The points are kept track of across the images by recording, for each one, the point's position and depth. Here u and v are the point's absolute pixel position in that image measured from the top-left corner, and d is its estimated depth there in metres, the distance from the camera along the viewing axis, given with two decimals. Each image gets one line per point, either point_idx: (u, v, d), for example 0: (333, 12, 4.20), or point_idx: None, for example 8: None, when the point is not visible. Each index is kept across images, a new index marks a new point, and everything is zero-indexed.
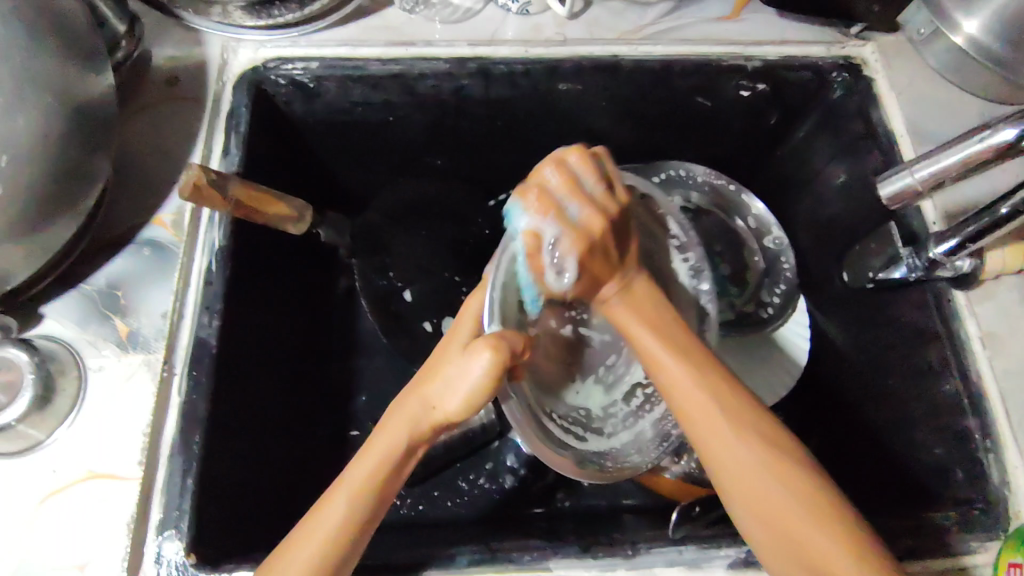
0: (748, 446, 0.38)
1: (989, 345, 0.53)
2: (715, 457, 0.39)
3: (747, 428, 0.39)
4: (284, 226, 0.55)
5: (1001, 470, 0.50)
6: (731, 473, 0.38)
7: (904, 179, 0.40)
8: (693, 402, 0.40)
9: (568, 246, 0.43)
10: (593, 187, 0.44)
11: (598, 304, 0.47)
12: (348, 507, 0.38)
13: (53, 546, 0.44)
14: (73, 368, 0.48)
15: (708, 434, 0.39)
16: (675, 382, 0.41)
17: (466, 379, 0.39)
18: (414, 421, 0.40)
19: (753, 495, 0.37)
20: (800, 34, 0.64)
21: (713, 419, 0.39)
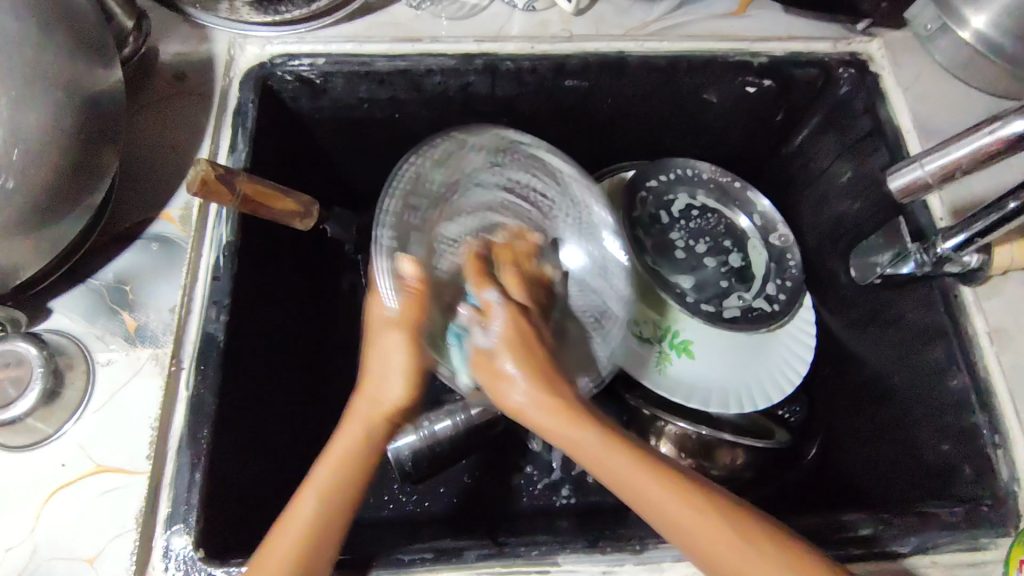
0: (721, 525, 0.39)
1: (997, 341, 0.53)
2: (658, 525, 0.40)
3: (673, 484, 0.40)
4: (290, 222, 0.55)
5: (1009, 465, 0.50)
6: (710, 552, 0.39)
7: (914, 172, 0.39)
8: (665, 511, 0.39)
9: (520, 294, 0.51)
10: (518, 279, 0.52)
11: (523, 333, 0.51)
12: (316, 506, 0.42)
13: (61, 540, 0.44)
14: (82, 362, 0.48)
15: (673, 524, 0.39)
16: (621, 479, 0.40)
17: (391, 363, 0.44)
18: (365, 417, 0.44)
19: (711, 558, 0.39)
20: (806, 30, 0.64)
21: (677, 510, 0.39)
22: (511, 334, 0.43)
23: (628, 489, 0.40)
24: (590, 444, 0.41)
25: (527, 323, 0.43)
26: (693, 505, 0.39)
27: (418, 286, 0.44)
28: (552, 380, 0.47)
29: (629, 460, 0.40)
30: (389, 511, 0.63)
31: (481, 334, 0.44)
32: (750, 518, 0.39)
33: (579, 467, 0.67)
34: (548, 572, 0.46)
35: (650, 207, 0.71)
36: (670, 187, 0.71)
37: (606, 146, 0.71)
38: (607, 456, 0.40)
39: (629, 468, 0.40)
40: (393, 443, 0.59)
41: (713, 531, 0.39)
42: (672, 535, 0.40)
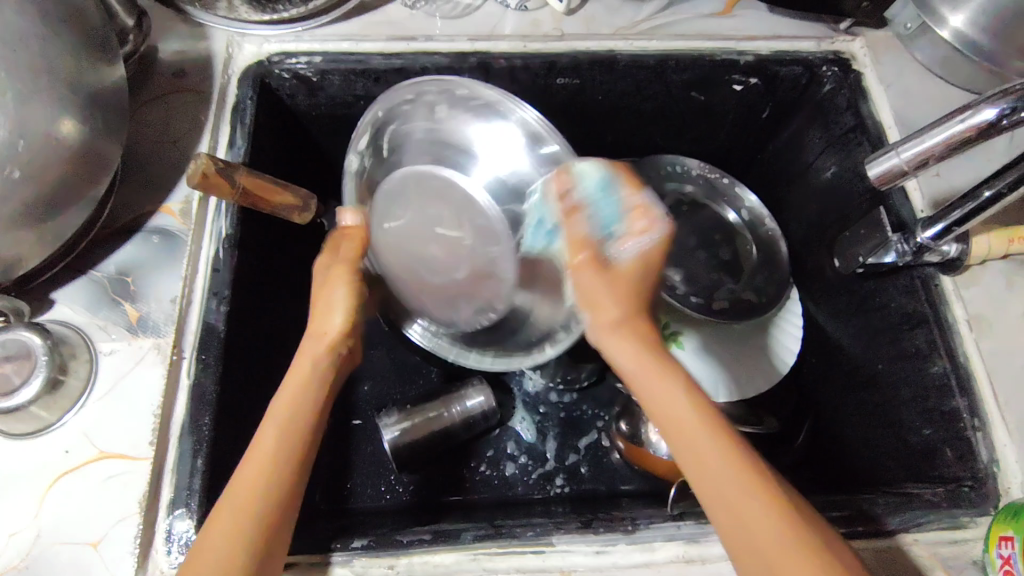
0: (776, 522, 0.37)
1: (976, 328, 0.54)
2: (714, 506, 0.38)
3: (744, 466, 0.38)
4: (290, 216, 0.56)
5: (990, 448, 0.51)
6: (753, 547, 0.37)
7: (890, 160, 0.41)
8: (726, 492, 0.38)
9: (651, 235, 0.44)
10: (592, 222, 0.45)
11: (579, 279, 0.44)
12: (275, 439, 0.42)
13: (65, 525, 0.45)
14: (85, 351, 0.49)
15: (733, 511, 0.38)
16: (699, 453, 0.39)
17: (331, 301, 0.48)
18: (319, 347, 0.47)
19: (762, 554, 0.37)
20: (791, 29, 0.65)
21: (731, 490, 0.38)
22: (643, 275, 0.44)
23: (705, 470, 0.39)
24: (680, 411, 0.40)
25: (634, 281, 0.44)
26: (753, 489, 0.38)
27: (354, 228, 0.54)
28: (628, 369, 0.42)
29: (706, 432, 0.39)
30: (386, 501, 0.64)
31: (616, 247, 0.45)
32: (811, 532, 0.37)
33: (573, 457, 0.69)
34: (543, 553, 0.47)
35: None
36: (659, 182, 0.72)
37: (597, 143, 0.73)
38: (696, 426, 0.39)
39: (711, 445, 0.39)
40: (389, 433, 0.61)
41: (768, 530, 0.37)
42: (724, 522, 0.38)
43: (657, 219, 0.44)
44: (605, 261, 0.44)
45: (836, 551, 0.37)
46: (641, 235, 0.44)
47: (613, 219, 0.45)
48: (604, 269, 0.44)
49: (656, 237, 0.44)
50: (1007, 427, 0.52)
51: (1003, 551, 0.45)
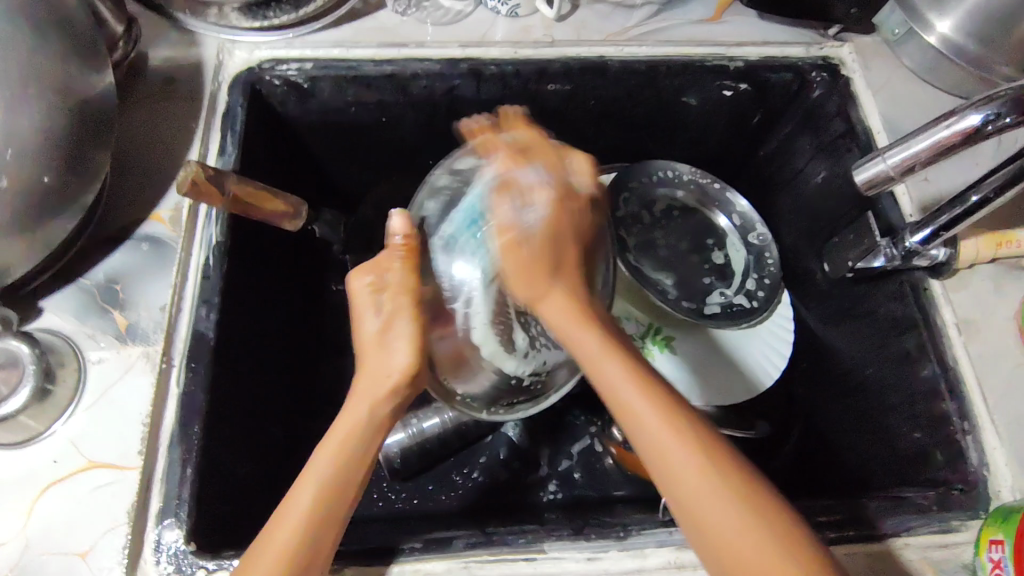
0: (721, 492, 0.37)
1: (965, 331, 0.55)
2: (668, 485, 0.39)
3: (683, 431, 0.39)
4: (280, 223, 0.56)
5: (979, 451, 0.51)
6: (706, 521, 0.37)
7: (877, 165, 0.41)
8: (670, 460, 0.38)
9: (547, 205, 0.45)
10: (521, 208, 0.46)
11: (515, 262, 0.44)
12: (312, 499, 0.40)
13: (53, 536, 0.44)
14: (73, 360, 0.49)
15: (683, 488, 0.38)
16: (645, 421, 0.40)
17: (397, 340, 0.44)
18: (373, 396, 0.43)
19: (715, 533, 0.37)
20: (780, 35, 0.66)
21: (676, 459, 0.38)
22: (548, 240, 0.44)
23: (664, 456, 0.39)
24: (621, 390, 0.41)
25: (556, 231, 0.45)
26: (695, 455, 0.38)
27: (404, 240, 0.46)
28: (555, 320, 0.44)
29: (647, 398, 0.40)
30: (379, 508, 0.63)
31: (524, 216, 0.45)
32: (759, 491, 0.37)
33: (566, 462, 0.69)
34: (534, 560, 0.47)
35: (632, 208, 0.72)
36: (649, 187, 0.72)
37: (589, 148, 0.73)
38: (641, 398, 0.40)
39: (661, 418, 0.39)
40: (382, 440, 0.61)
41: (724, 509, 0.37)
42: (674, 494, 0.38)
43: (542, 179, 0.46)
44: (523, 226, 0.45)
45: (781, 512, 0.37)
46: (535, 201, 0.45)
47: (478, 210, 0.47)
48: (525, 250, 0.44)
49: (552, 205, 0.45)
50: (997, 430, 0.52)
51: (993, 554, 0.45)
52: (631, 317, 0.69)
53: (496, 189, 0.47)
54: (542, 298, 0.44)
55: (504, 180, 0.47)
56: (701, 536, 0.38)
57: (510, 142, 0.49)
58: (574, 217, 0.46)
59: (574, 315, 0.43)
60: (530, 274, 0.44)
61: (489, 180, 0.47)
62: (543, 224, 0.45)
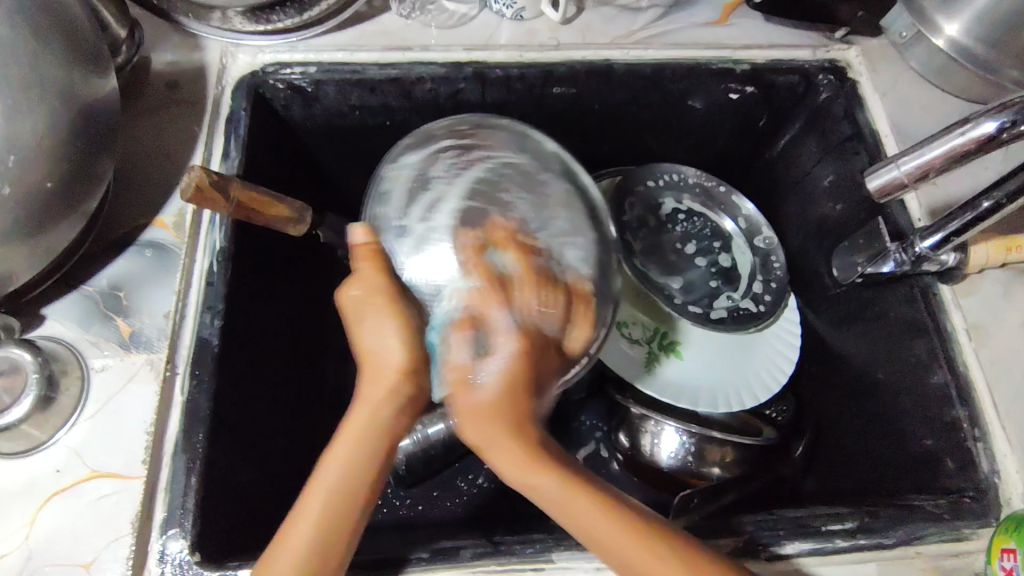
0: (655, 554, 0.38)
1: (975, 337, 0.54)
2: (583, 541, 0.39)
3: (611, 508, 0.39)
4: (283, 227, 0.55)
5: (990, 458, 0.51)
6: (633, 568, 0.38)
7: (891, 173, 0.40)
8: (594, 533, 0.39)
9: (507, 362, 0.40)
10: (479, 351, 0.40)
11: (461, 406, 0.41)
12: (323, 505, 0.39)
13: (56, 546, 0.44)
14: (76, 368, 0.48)
15: (601, 540, 0.39)
16: (574, 514, 0.39)
17: (388, 339, 0.42)
18: (382, 394, 0.41)
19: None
20: (787, 38, 0.65)
21: (600, 528, 0.39)
22: (507, 398, 0.40)
23: (572, 518, 0.39)
24: (548, 483, 0.39)
25: (523, 370, 0.40)
26: (615, 527, 0.39)
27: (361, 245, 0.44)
28: (473, 428, 0.40)
29: (554, 478, 0.39)
30: (384, 515, 0.63)
31: (479, 367, 0.40)
32: (698, 552, 0.39)
33: None
34: (543, 569, 0.46)
35: (639, 211, 0.72)
36: (655, 191, 0.72)
37: (594, 151, 0.73)
38: (556, 481, 0.39)
39: (576, 503, 0.39)
40: None
41: (660, 563, 0.38)
42: (599, 554, 0.39)
43: (512, 326, 0.41)
44: (507, 296, 0.41)
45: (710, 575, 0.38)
46: (495, 358, 0.40)
47: (434, 330, 0.41)
48: (484, 398, 0.40)
49: (514, 354, 0.40)
50: (1008, 437, 0.51)
51: (1005, 563, 0.45)
52: (637, 321, 0.68)
53: (460, 321, 0.41)
54: (490, 446, 0.40)
55: (467, 323, 0.41)
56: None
57: (508, 268, 0.42)
58: (540, 364, 0.41)
59: (488, 420, 0.40)
60: (474, 417, 0.40)
61: (466, 286, 0.42)
62: (502, 377, 0.40)
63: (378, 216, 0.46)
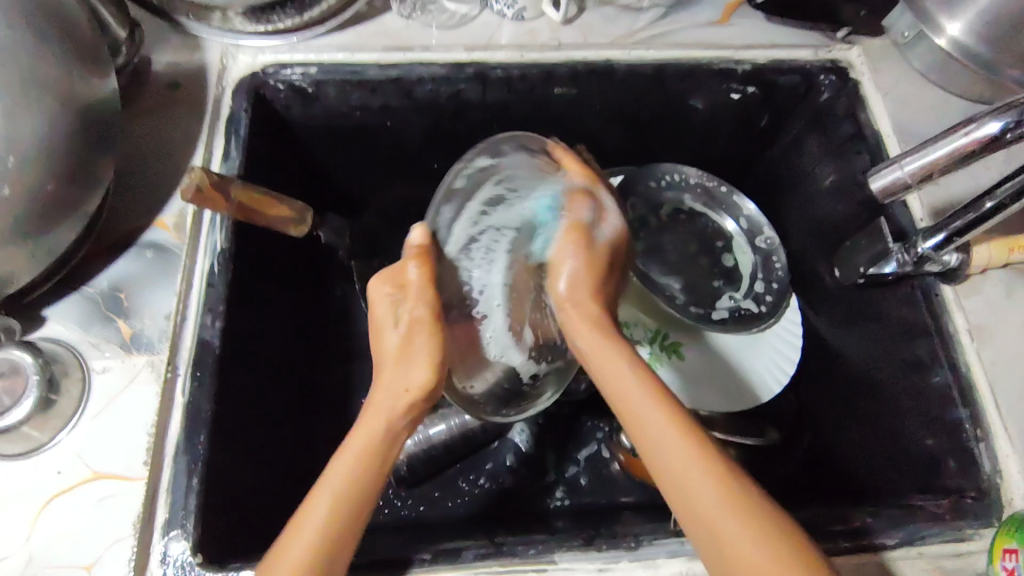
0: (702, 476, 0.39)
1: (977, 337, 0.54)
2: (654, 455, 0.41)
3: (683, 430, 0.40)
4: (285, 228, 0.56)
5: (992, 459, 0.51)
6: (677, 485, 0.40)
7: (894, 173, 0.40)
8: (672, 455, 0.40)
9: (580, 284, 0.47)
10: (558, 290, 0.48)
11: (567, 317, 0.47)
12: (331, 502, 0.40)
13: (58, 548, 0.44)
14: (77, 370, 0.48)
15: (663, 461, 0.40)
16: (642, 421, 0.42)
17: (418, 349, 0.43)
18: (394, 403, 0.43)
19: (694, 506, 0.39)
20: (789, 38, 0.65)
21: (653, 435, 0.41)
22: (586, 308, 0.47)
23: (646, 430, 0.41)
24: (624, 383, 0.43)
25: (592, 262, 0.48)
26: (672, 433, 0.40)
27: (419, 250, 0.45)
28: (590, 351, 0.45)
29: (636, 380, 0.43)
30: (385, 515, 0.63)
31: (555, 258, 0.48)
32: (739, 480, 0.39)
33: (573, 468, 0.68)
34: (545, 571, 0.46)
35: (640, 211, 0.72)
36: (656, 191, 0.72)
37: (595, 152, 0.73)
38: (639, 392, 0.42)
39: (659, 416, 0.41)
40: None
41: (703, 488, 0.39)
42: (654, 467, 0.41)
43: (568, 261, 0.48)
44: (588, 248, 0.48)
45: (762, 509, 0.38)
46: (564, 295, 0.47)
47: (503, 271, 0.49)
48: (571, 307, 0.47)
49: (589, 294, 0.47)
50: (1010, 437, 0.51)
51: (1006, 564, 0.45)
52: (639, 322, 0.69)
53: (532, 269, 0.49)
54: (582, 333, 0.46)
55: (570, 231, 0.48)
56: (688, 501, 0.39)
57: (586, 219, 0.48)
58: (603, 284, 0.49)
59: (600, 347, 0.45)
60: (578, 324, 0.46)
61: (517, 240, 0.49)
62: (579, 301, 0.47)
63: (433, 225, 0.47)
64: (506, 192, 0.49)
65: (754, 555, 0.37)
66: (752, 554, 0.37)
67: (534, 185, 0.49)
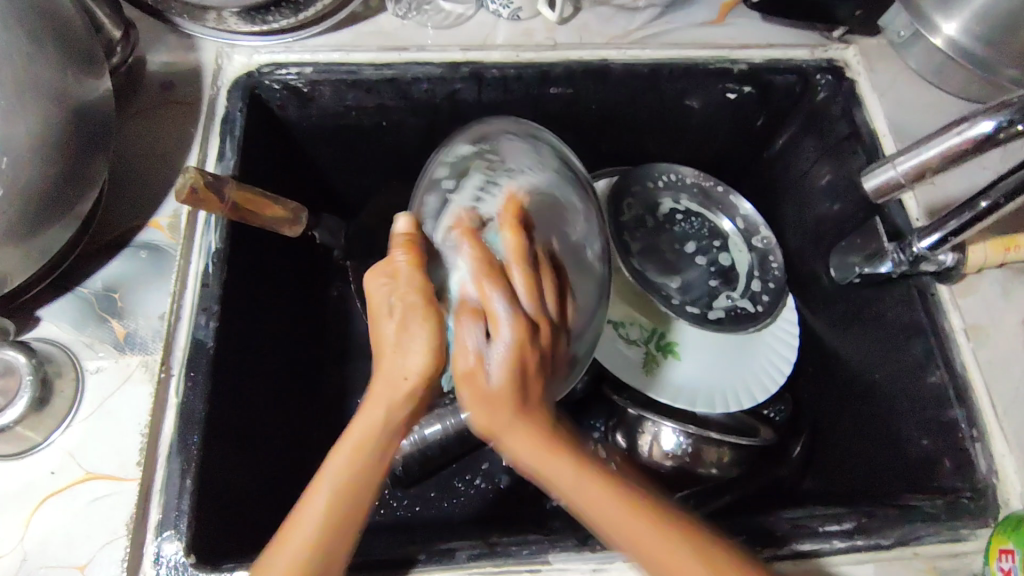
0: (634, 520, 0.38)
1: (974, 337, 0.54)
2: (575, 508, 0.39)
3: (593, 476, 0.39)
4: (279, 229, 0.55)
5: (988, 459, 0.51)
6: (606, 531, 0.39)
7: (887, 172, 0.40)
8: (585, 502, 0.39)
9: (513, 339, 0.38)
10: (502, 309, 0.39)
11: (467, 384, 0.39)
12: (326, 503, 0.39)
13: (51, 548, 0.44)
14: (71, 369, 0.48)
15: (597, 515, 0.39)
16: (558, 483, 0.39)
17: (413, 342, 0.38)
18: (392, 399, 0.39)
19: (641, 547, 0.38)
20: (784, 38, 0.65)
21: (593, 498, 0.39)
22: (508, 389, 0.38)
23: (559, 487, 0.39)
24: (524, 455, 0.39)
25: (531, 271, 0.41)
26: (587, 485, 0.39)
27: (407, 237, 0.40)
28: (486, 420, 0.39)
29: (555, 453, 0.39)
30: (381, 516, 0.63)
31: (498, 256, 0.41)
32: (663, 512, 0.39)
33: None
34: (539, 571, 0.46)
35: (638, 210, 0.71)
36: (654, 190, 0.72)
37: (591, 152, 0.72)
38: (552, 461, 0.38)
39: (570, 467, 0.39)
40: None
41: (645, 530, 0.38)
42: (589, 524, 0.40)
43: (504, 313, 0.39)
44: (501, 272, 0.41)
45: (690, 537, 0.39)
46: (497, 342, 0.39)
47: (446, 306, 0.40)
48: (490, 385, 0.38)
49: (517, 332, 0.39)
50: (1007, 438, 0.51)
51: (1003, 564, 0.45)
52: (634, 321, 0.67)
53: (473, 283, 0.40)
54: (498, 433, 0.39)
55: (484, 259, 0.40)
56: (617, 540, 0.39)
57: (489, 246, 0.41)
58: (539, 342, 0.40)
59: (496, 404, 0.39)
60: (490, 414, 0.39)
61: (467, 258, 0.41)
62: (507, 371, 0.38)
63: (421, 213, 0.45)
64: (493, 175, 0.45)
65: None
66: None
67: (524, 174, 0.45)
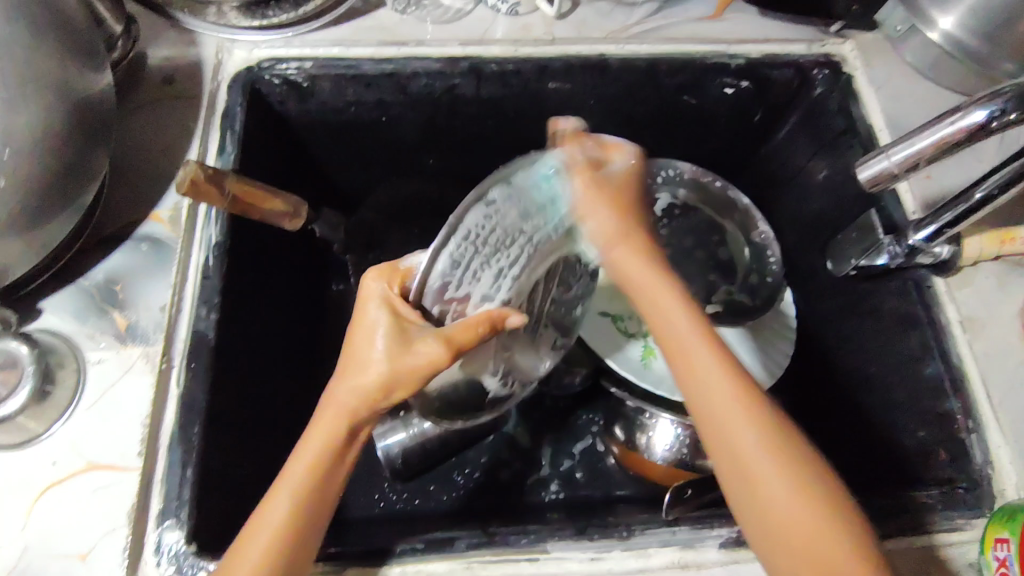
0: (756, 442, 0.40)
1: (969, 329, 0.54)
2: (702, 417, 0.41)
3: (742, 396, 0.41)
4: (281, 223, 0.56)
5: (984, 450, 0.51)
6: (726, 453, 0.40)
7: (880, 162, 0.41)
8: (720, 411, 0.40)
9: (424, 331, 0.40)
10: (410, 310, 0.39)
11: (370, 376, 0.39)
12: (291, 500, 0.39)
13: (53, 537, 0.44)
14: (73, 360, 0.49)
15: (714, 425, 0.41)
16: (700, 376, 0.41)
17: (402, 359, 0.38)
18: (359, 404, 0.40)
19: (743, 467, 0.39)
20: (781, 32, 0.65)
21: (718, 399, 0.41)
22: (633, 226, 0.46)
23: (708, 391, 0.41)
24: (685, 338, 0.42)
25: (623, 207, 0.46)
26: (743, 404, 0.40)
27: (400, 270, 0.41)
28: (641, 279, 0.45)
29: (718, 364, 0.41)
30: (380, 508, 0.64)
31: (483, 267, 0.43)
32: (796, 442, 0.40)
33: (568, 462, 0.68)
34: (537, 560, 0.46)
35: None
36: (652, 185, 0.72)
37: None
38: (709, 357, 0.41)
39: (709, 362, 0.41)
40: (383, 441, 0.60)
41: (760, 454, 0.39)
42: (721, 440, 0.40)
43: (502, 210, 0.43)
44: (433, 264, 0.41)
45: (806, 467, 0.39)
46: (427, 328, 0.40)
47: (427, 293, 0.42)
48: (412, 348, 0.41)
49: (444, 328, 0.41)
50: (1002, 428, 0.51)
51: (998, 553, 0.45)
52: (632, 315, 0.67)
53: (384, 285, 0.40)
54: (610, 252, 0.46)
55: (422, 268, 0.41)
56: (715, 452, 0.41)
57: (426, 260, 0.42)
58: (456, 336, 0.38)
59: (654, 280, 0.45)
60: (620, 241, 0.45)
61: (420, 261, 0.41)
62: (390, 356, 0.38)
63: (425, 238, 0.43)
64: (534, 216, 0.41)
65: (789, 510, 0.38)
66: (784, 510, 0.38)
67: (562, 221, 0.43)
